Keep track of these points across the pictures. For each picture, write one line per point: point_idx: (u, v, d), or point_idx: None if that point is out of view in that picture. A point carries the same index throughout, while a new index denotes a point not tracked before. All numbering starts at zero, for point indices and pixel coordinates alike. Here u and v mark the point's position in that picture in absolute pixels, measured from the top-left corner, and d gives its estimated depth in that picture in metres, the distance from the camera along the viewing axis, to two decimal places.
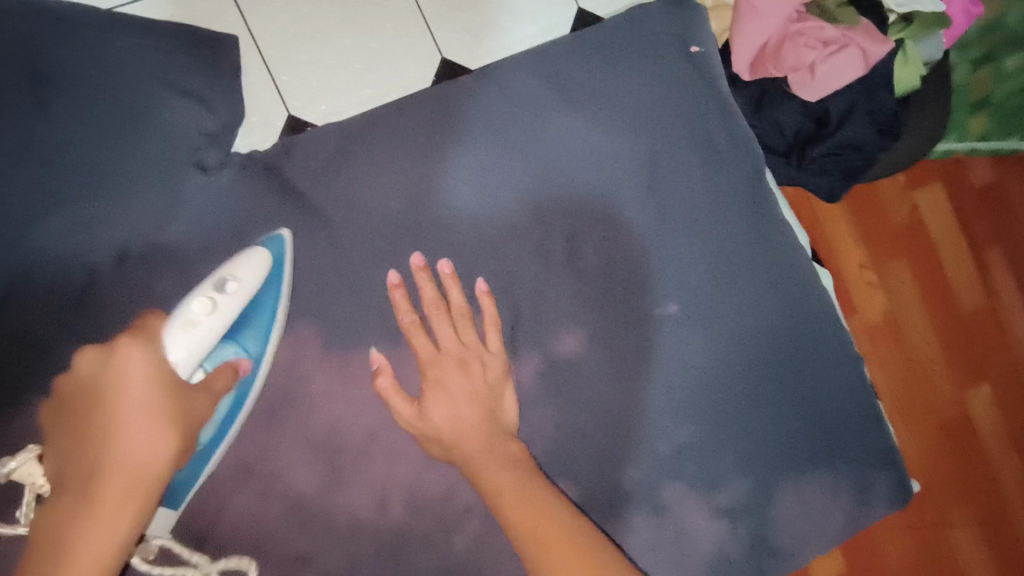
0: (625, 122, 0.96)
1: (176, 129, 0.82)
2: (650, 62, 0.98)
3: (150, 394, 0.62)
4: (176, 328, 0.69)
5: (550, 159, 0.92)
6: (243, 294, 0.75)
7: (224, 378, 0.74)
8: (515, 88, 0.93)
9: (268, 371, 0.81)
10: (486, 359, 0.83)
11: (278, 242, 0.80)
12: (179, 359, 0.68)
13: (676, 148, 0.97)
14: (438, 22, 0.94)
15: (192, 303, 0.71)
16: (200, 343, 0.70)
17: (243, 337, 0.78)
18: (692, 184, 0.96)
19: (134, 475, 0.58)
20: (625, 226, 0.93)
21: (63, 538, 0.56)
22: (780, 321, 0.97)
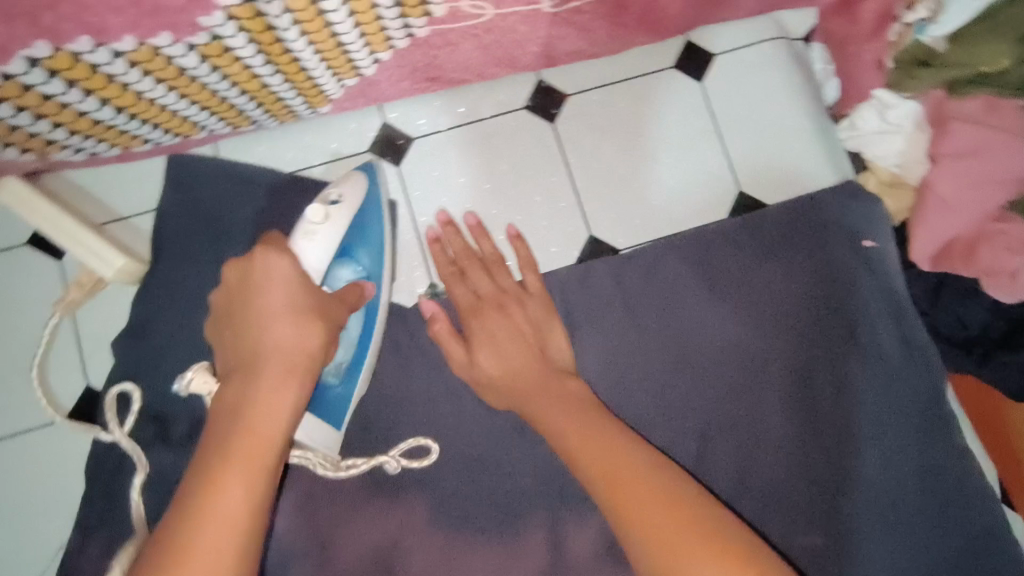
0: (779, 322, 0.88)
1: None
2: (812, 255, 0.90)
3: (296, 292, 0.60)
4: (300, 238, 0.67)
5: (691, 352, 0.87)
6: (351, 202, 0.71)
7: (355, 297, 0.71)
8: (659, 272, 0.89)
9: (388, 284, 0.80)
10: (523, 299, 0.82)
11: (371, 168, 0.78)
12: (310, 265, 0.66)
13: (835, 355, 0.86)
14: (588, 197, 0.91)
15: (309, 210, 0.67)
16: (324, 252, 0.67)
17: (358, 255, 0.77)
18: (854, 399, 0.85)
19: (296, 338, 0.59)
20: (768, 438, 0.85)
21: (234, 402, 0.57)
22: (956, 527, 0.83)
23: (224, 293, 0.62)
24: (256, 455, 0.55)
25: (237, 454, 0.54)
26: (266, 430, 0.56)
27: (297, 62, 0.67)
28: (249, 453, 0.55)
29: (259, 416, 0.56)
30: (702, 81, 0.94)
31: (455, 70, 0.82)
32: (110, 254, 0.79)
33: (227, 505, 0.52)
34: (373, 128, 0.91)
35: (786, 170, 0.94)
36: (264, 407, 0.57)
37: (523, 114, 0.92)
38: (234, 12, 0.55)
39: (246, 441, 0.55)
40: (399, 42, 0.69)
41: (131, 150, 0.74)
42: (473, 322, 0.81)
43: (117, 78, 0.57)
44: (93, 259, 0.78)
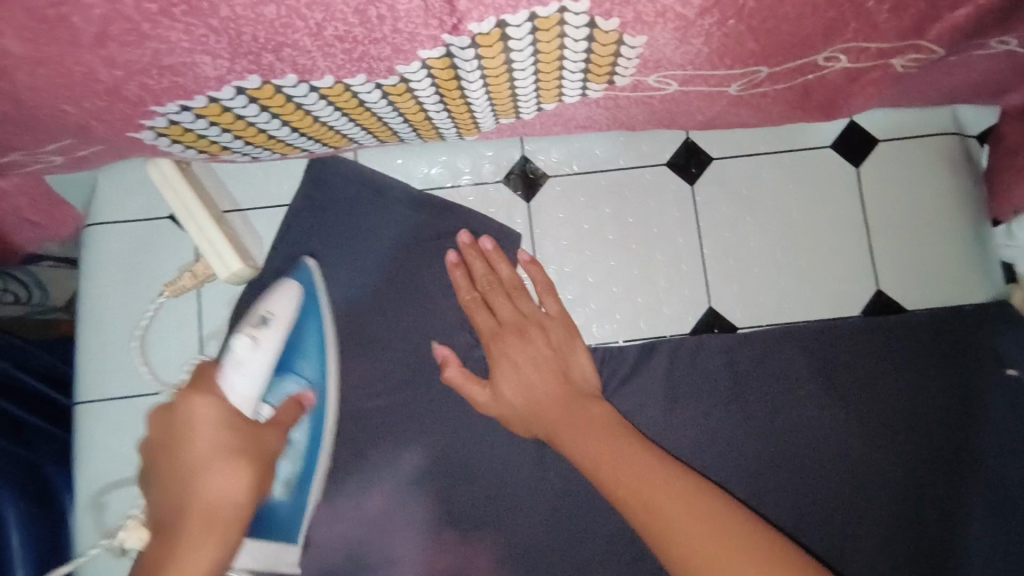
0: (900, 436, 0.84)
1: (436, 311, 0.86)
2: (945, 373, 0.85)
3: (223, 436, 0.62)
4: (228, 371, 0.66)
5: (795, 448, 0.83)
6: (283, 319, 0.72)
7: (290, 412, 0.73)
8: (774, 359, 0.85)
9: (332, 403, 0.78)
10: (546, 325, 0.79)
11: (306, 271, 0.78)
12: (244, 400, 0.66)
13: (953, 483, 0.82)
14: (714, 267, 0.88)
15: (236, 343, 0.67)
16: (255, 380, 0.67)
17: (298, 367, 0.75)
18: (964, 531, 0.81)
19: (223, 500, 0.59)
20: (863, 560, 0.81)
21: (155, 557, 0.56)
22: None
23: (148, 449, 0.63)
24: None
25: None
26: (225, 508, 0.59)
27: (467, 104, 0.67)
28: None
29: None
30: (858, 167, 0.89)
31: (609, 123, 0.80)
32: (230, 257, 0.79)
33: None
34: (510, 159, 0.89)
35: (932, 274, 0.89)
36: (178, 575, 0.55)
37: (662, 171, 0.89)
38: (430, 64, 0.55)
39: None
40: (568, 99, 0.68)
41: (287, 155, 0.75)
42: (495, 346, 0.78)
43: (303, 105, 0.58)
44: (213, 258, 0.79)
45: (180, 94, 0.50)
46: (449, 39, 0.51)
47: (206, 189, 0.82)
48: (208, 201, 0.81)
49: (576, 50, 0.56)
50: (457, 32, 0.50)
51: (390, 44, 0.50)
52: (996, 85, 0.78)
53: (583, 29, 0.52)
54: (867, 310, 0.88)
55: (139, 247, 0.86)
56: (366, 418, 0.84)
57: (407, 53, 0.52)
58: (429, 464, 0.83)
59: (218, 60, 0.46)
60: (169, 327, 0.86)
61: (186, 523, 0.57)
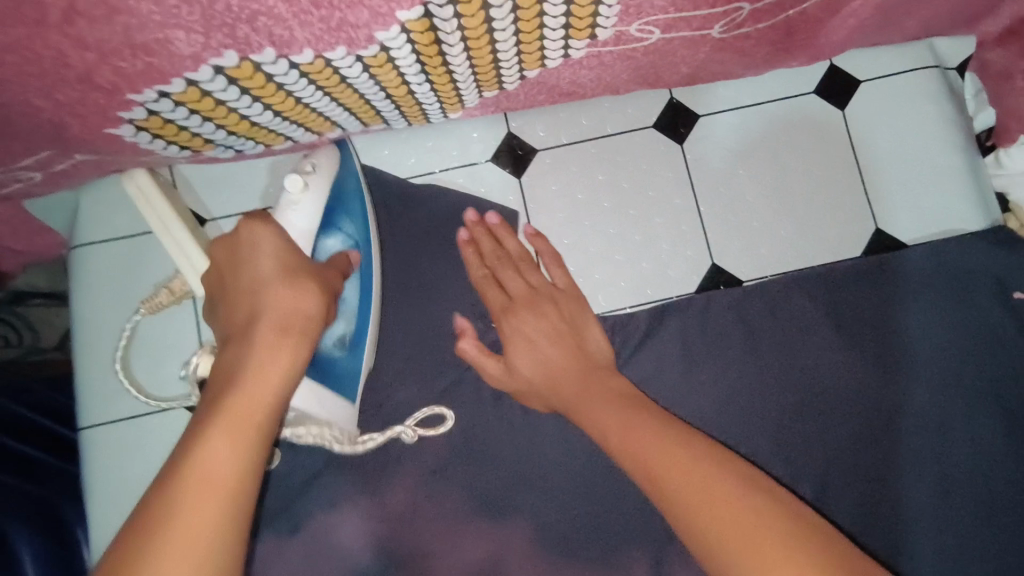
0: (918, 370, 0.83)
1: (440, 295, 0.85)
2: (955, 301, 0.84)
3: (286, 260, 0.60)
4: (283, 210, 0.65)
5: (815, 395, 0.82)
6: (328, 169, 0.68)
7: (341, 266, 0.68)
8: (785, 307, 0.85)
9: (376, 261, 0.75)
10: (557, 298, 0.78)
11: (344, 144, 0.73)
12: (296, 237, 0.64)
13: (974, 410, 0.82)
14: (713, 224, 0.88)
15: (288, 181, 0.65)
16: (304, 224, 0.65)
17: (341, 224, 0.70)
18: (991, 457, 0.81)
19: (282, 373, 0.56)
20: (897, 497, 0.80)
21: (215, 398, 0.54)
22: None
23: (213, 270, 0.63)
24: (244, 420, 0.53)
25: (194, 482, 0.49)
26: (299, 318, 0.58)
27: (451, 74, 0.66)
28: (196, 492, 0.48)
29: (201, 457, 0.50)
30: (845, 108, 0.89)
31: (594, 86, 0.79)
32: (207, 271, 0.75)
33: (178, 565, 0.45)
34: (497, 136, 0.88)
35: (930, 208, 0.88)
36: (200, 464, 0.50)
37: (651, 133, 0.89)
38: (409, 27, 0.53)
39: (227, 418, 0.52)
40: (551, 60, 0.67)
41: (272, 147, 0.74)
42: (507, 322, 0.77)
43: (283, 84, 0.56)
44: (192, 274, 0.75)
45: (157, 77, 0.48)
46: None
47: (182, 205, 0.81)
48: (184, 213, 0.80)
49: (556, 1, 0.55)
50: None
51: (367, 7, 0.49)
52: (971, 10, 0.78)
53: None
54: (869, 250, 0.88)
55: (128, 265, 0.84)
56: (381, 411, 0.82)
57: (385, 16, 0.51)
58: (450, 450, 0.81)
59: (192, 35, 0.45)
60: (169, 342, 0.83)
61: (261, 334, 0.57)
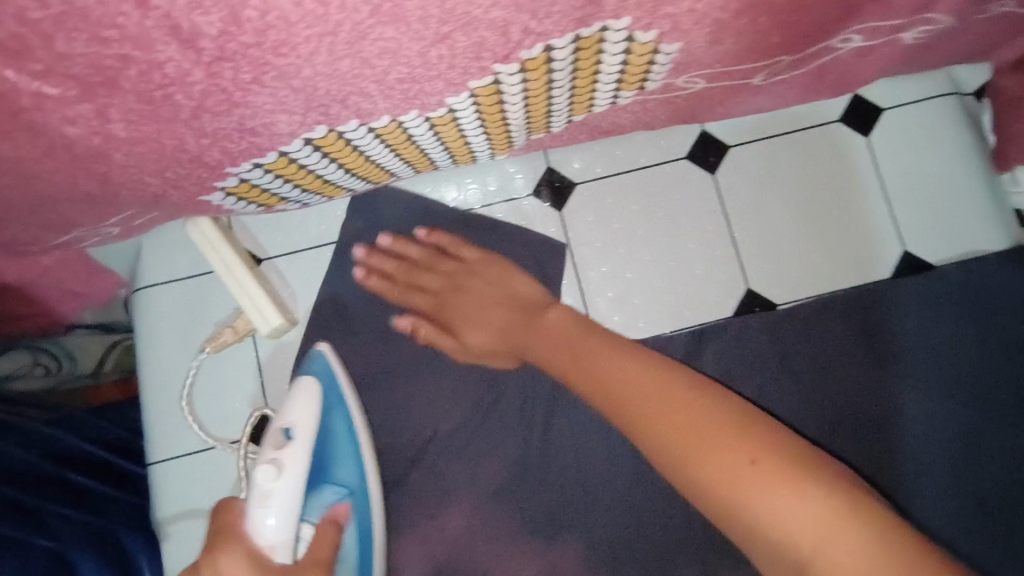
0: (949, 390, 0.87)
1: None
2: (981, 320, 0.89)
3: (235, 551, 0.60)
4: (255, 504, 0.62)
5: (850, 413, 0.86)
6: (306, 428, 0.67)
7: (331, 536, 0.68)
8: (819, 328, 0.89)
9: (376, 500, 0.77)
10: (477, 267, 0.85)
11: (319, 361, 0.75)
12: (275, 540, 0.61)
13: (1001, 427, 0.86)
14: (746, 249, 0.92)
15: (257, 476, 0.62)
16: (280, 515, 0.62)
17: (334, 475, 0.74)
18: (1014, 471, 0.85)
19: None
20: (926, 508, 0.84)
21: None
22: None
23: None
24: None
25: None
26: None
27: (505, 125, 0.70)
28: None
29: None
30: (868, 136, 0.93)
31: (631, 125, 0.83)
32: (269, 311, 0.84)
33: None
34: (536, 171, 0.92)
35: (953, 230, 0.92)
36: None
37: (684, 165, 0.93)
38: (478, 92, 0.58)
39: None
40: (598, 106, 0.71)
41: (331, 195, 0.78)
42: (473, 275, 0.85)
43: (358, 147, 0.60)
44: (255, 314, 0.83)
45: (255, 152, 0.52)
46: (498, 68, 0.54)
47: (240, 246, 0.86)
48: (244, 256, 0.85)
49: (612, 62, 0.58)
50: (508, 60, 0.53)
51: (446, 80, 0.53)
52: (991, 43, 0.82)
53: (620, 43, 0.55)
54: (899, 271, 0.91)
55: (188, 306, 0.88)
56: (437, 437, 0.86)
57: (458, 85, 0.55)
58: (503, 472, 0.85)
59: (294, 117, 0.49)
60: (230, 379, 0.87)
61: None
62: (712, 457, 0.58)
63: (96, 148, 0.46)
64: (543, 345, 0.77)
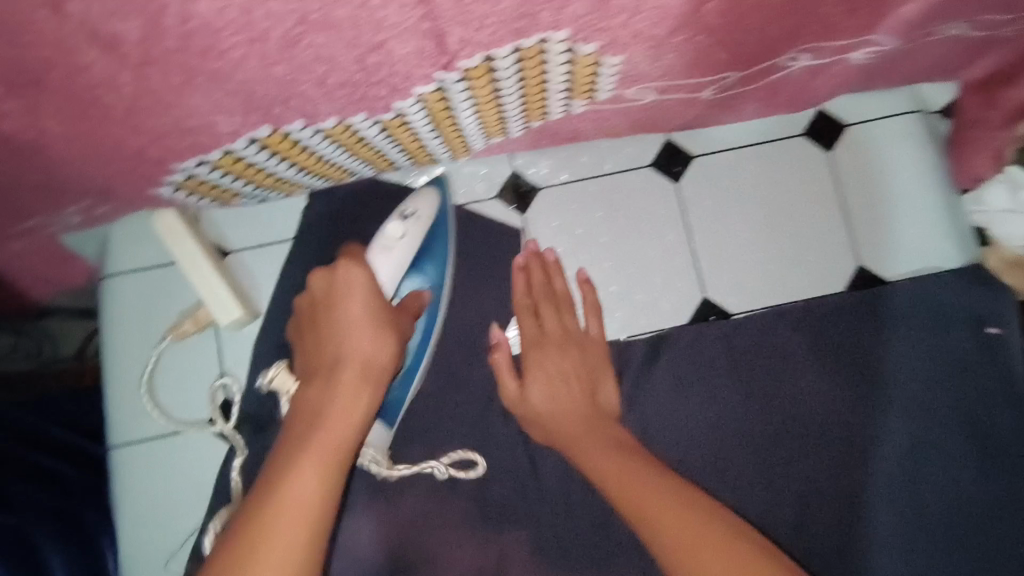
0: (897, 403, 0.88)
1: (447, 324, 0.90)
2: (933, 336, 0.90)
3: (374, 301, 0.72)
4: (376, 250, 0.76)
5: (798, 421, 0.88)
6: (424, 220, 0.79)
7: (411, 301, 0.79)
8: (772, 340, 0.90)
9: (444, 306, 0.85)
10: (586, 346, 0.86)
11: (441, 184, 0.85)
12: (383, 276, 0.75)
13: (948, 441, 0.87)
14: (705, 258, 0.93)
15: (388, 225, 0.76)
16: (394, 262, 0.76)
17: (424, 268, 0.82)
18: (965, 485, 0.86)
19: (353, 379, 0.68)
20: (875, 522, 0.85)
21: (316, 407, 0.67)
22: None
23: (310, 297, 0.75)
24: (327, 454, 0.63)
25: (267, 535, 0.56)
26: (363, 356, 0.70)
27: (459, 128, 0.71)
28: (271, 530, 0.56)
29: (286, 498, 0.59)
30: (830, 150, 0.94)
31: (592, 133, 0.84)
32: (231, 303, 0.84)
33: (298, 496, 0.59)
34: (502, 174, 0.94)
35: (910, 246, 0.94)
36: (287, 501, 0.59)
37: (647, 173, 0.94)
38: (425, 97, 0.59)
39: (317, 442, 0.64)
40: (553, 114, 0.72)
41: (292, 190, 0.80)
42: (533, 353, 0.85)
43: (307, 146, 0.62)
44: (215, 305, 0.84)
45: (199, 149, 0.54)
46: (441, 75, 0.55)
47: (205, 236, 0.86)
48: (209, 247, 0.85)
49: (558, 71, 0.60)
50: (449, 68, 0.54)
51: (388, 85, 0.54)
52: (948, 62, 0.83)
53: (564, 53, 0.56)
54: (854, 285, 0.93)
55: (152, 294, 0.89)
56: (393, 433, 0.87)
57: (403, 90, 0.56)
58: (456, 467, 0.87)
59: (232, 118, 0.50)
60: (191, 367, 0.88)
61: (343, 369, 0.69)
62: (587, 444, 0.76)
63: (35, 141, 0.48)
64: (530, 347, 0.86)
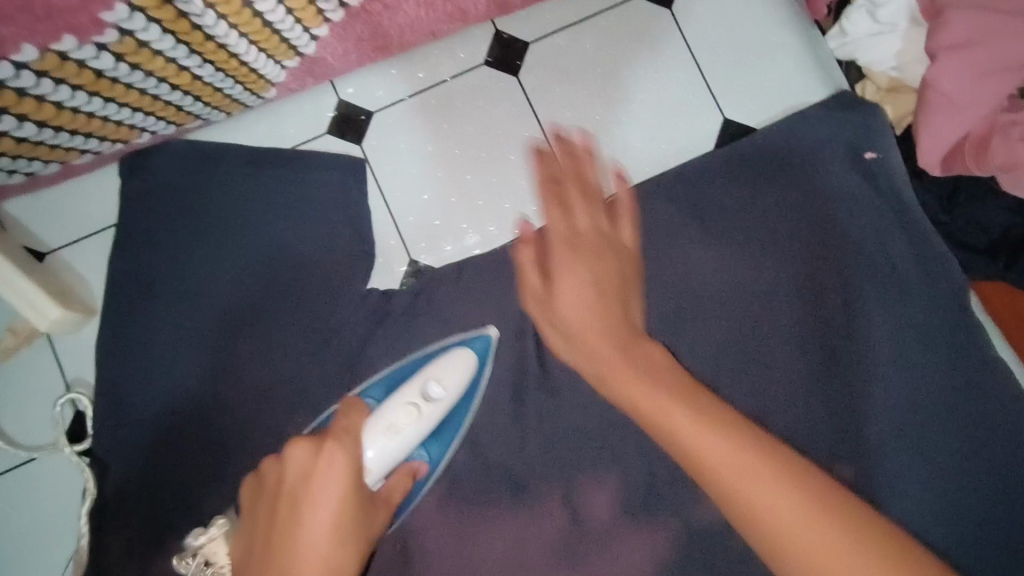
0: (788, 250, 0.83)
1: (307, 268, 0.82)
2: (811, 175, 0.85)
3: (354, 470, 0.57)
4: (381, 434, 0.63)
5: (691, 296, 0.83)
6: (450, 401, 0.70)
7: (400, 488, 0.66)
8: (649, 216, 0.84)
9: (455, 452, 0.78)
10: (613, 259, 0.66)
11: (486, 342, 0.78)
12: (373, 463, 0.62)
13: (851, 281, 0.82)
14: (564, 150, 0.86)
15: (399, 411, 0.65)
16: (403, 447, 0.64)
17: (433, 445, 0.75)
18: (916, 361, 0.81)
19: (334, 514, 0.54)
20: (782, 374, 0.81)
21: (275, 545, 0.52)
22: (987, 444, 0.79)
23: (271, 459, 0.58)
24: None
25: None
26: (345, 505, 0.55)
27: (225, 48, 0.62)
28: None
29: (302, 556, 0.51)
30: (670, 7, 0.88)
31: (402, 35, 0.77)
32: (46, 304, 0.76)
33: None
34: (328, 107, 0.86)
35: (771, 90, 0.89)
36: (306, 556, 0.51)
37: (484, 71, 0.87)
38: (137, 3, 0.51)
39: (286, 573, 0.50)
40: (332, 14, 0.65)
41: (68, 161, 0.72)
42: (560, 284, 0.63)
43: (25, 90, 0.54)
44: (27, 309, 0.75)
45: None
46: None
47: (13, 240, 0.78)
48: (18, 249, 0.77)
49: None
50: None
51: None
52: None
53: None
54: (722, 141, 0.88)
55: None
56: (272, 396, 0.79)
57: None
58: None
59: None
60: (32, 388, 0.80)
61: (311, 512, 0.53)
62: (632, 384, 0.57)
63: None
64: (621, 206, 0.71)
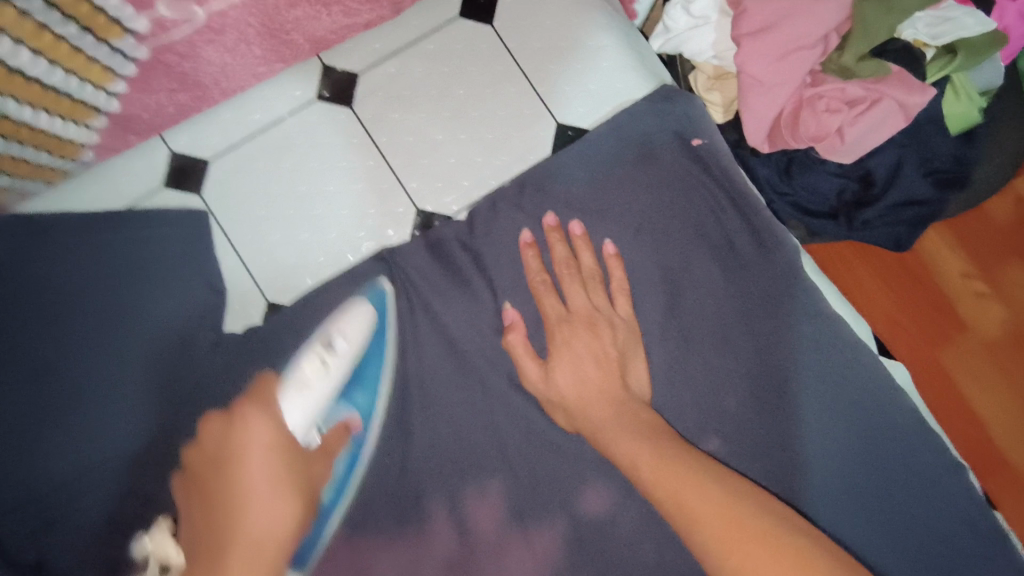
0: (633, 239, 0.87)
1: (149, 316, 0.75)
2: (644, 167, 0.89)
3: (276, 464, 0.65)
4: (291, 390, 0.72)
5: None
6: (350, 345, 0.78)
7: (337, 438, 0.76)
8: (498, 225, 0.86)
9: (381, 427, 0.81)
10: (614, 325, 0.80)
11: (381, 295, 0.82)
12: (293, 420, 0.71)
13: (695, 264, 0.87)
14: (408, 172, 0.88)
15: (306, 364, 0.75)
16: (310, 406, 0.73)
17: (354, 398, 0.78)
18: (800, 369, 0.86)
19: (269, 479, 0.63)
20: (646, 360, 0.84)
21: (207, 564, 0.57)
22: (834, 395, 0.86)
23: (199, 452, 0.66)
24: None
25: None
26: (270, 531, 0.60)
27: (10, 119, 0.62)
28: None
29: None
30: (491, 24, 0.92)
31: (218, 81, 0.78)
32: None
33: None
34: (161, 156, 0.86)
35: (597, 92, 0.94)
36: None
37: (317, 105, 0.88)
38: None
39: None
40: (122, 69, 0.66)
41: None
42: (560, 332, 0.79)
43: None
44: None
45: None
46: None
47: None
48: None
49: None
50: None
51: None
52: None
53: None
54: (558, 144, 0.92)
55: None
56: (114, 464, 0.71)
57: None
58: None
59: None
60: None
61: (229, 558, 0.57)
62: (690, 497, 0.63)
63: None
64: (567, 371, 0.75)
